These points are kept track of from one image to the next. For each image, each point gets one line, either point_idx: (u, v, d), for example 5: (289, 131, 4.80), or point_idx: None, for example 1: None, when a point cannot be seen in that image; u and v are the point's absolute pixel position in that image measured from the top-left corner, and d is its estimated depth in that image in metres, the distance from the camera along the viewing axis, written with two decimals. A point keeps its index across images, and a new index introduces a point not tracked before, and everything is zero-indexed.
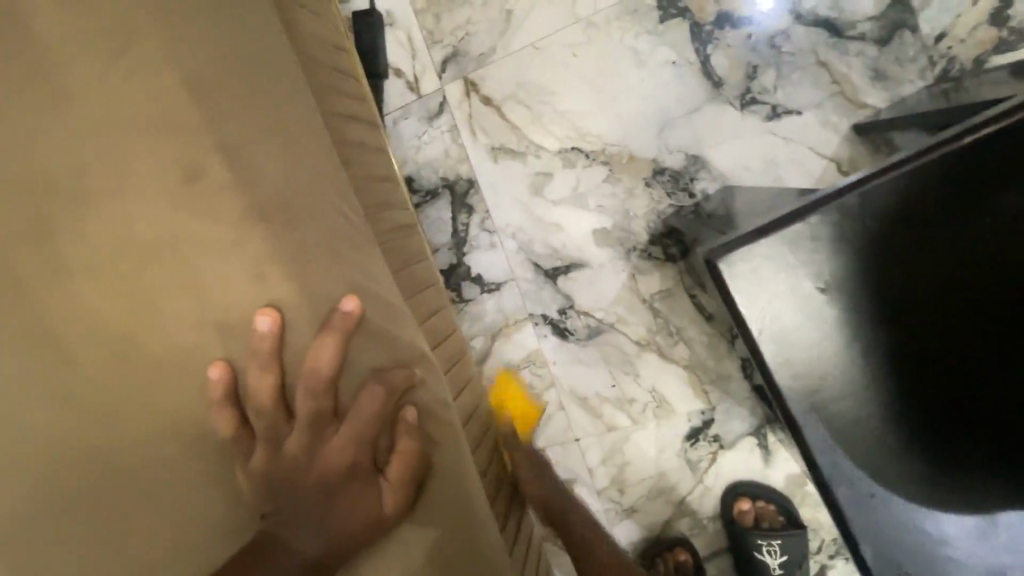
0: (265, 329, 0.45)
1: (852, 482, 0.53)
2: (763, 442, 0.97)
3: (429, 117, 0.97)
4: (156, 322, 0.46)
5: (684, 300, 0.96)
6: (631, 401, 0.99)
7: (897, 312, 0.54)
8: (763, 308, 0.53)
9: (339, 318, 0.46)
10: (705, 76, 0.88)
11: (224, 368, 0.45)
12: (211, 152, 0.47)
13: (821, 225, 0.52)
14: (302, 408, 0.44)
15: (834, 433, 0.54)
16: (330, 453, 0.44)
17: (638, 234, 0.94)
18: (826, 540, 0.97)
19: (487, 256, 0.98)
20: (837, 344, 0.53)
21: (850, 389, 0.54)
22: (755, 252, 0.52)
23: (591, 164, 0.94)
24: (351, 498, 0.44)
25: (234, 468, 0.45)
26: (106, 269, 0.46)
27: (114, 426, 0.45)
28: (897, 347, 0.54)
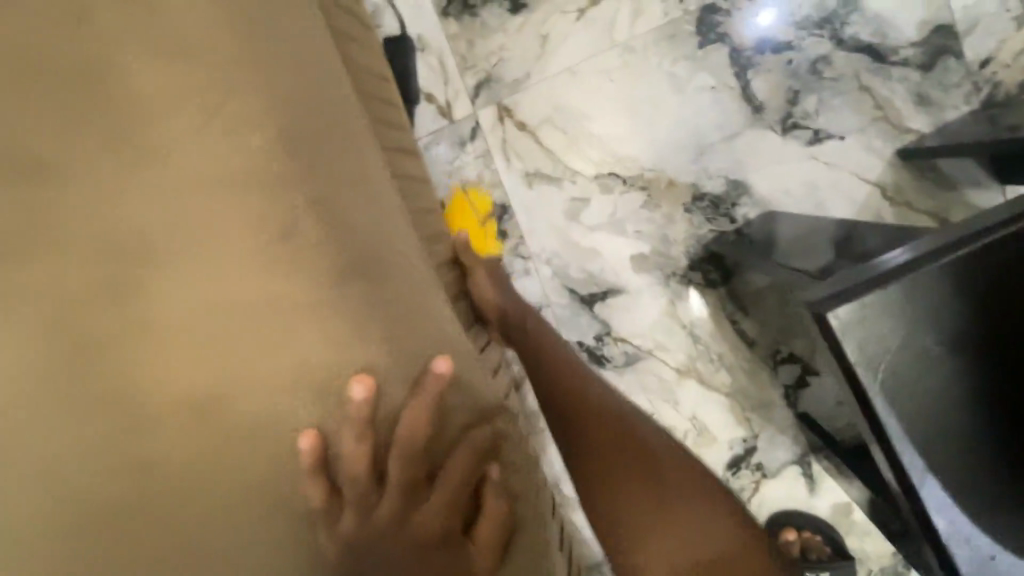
0: (360, 396, 0.43)
1: (965, 539, 0.49)
2: (808, 471, 0.95)
3: (461, 142, 0.96)
4: (226, 377, 0.45)
5: (725, 326, 0.94)
6: (670, 429, 0.96)
7: (1015, 362, 0.50)
8: (875, 362, 0.48)
9: (433, 377, 0.44)
10: (745, 101, 0.88)
11: (314, 438, 0.42)
12: (289, 211, 0.47)
13: (932, 276, 0.49)
14: (396, 472, 0.43)
15: (949, 496, 0.49)
16: (422, 518, 0.43)
17: (676, 260, 0.93)
18: (874, 571, 0.95)
19: (521, 282, 0.96)
20: (949, 401, 0.49)
21: (964, 448, 0.49)
22: (866, 304, 0.48)
23: (629, 189, 0.92)
24: (441, 566, 0.42)
25: (315, 529, 0.43)
26: (176, 325, 0.45)
27: (183, 487, 0.44)
28: (1017, 400, 0.50)
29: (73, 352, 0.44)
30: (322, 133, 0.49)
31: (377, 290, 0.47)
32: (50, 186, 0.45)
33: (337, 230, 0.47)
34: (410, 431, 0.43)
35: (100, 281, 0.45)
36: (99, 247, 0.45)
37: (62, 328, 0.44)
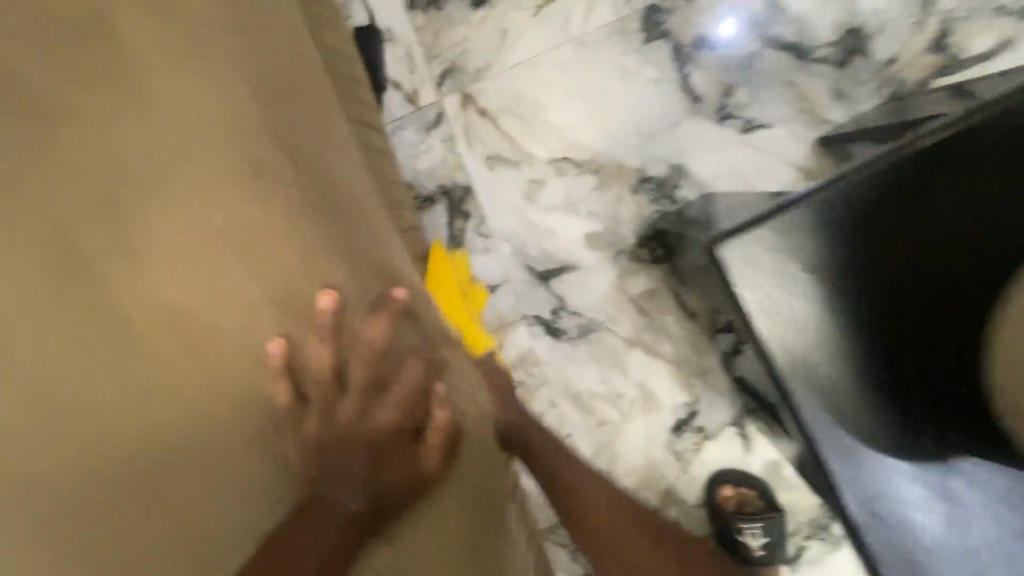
0: (327, 306, 0.56)
1: (831, 432, 0.61)
2: (743, 432, 1.05)
3: (427, 127, 1.02)
4: (208, 299, 0.54)
5: (669, 300, 1.02)
6: (619, 395, 1.05)
7: (877, 288, 0.61)
8: (753, 293, 0.62)
9: (390, 303, 0.60)
10: (685, 92, 0.96)
11: (283, 343, 0.54)
12: (273, 186, 0.57)
13: (799, 216, 0.61)
14: (358, 374, 0.57)
15: (820, 397, 0.61)
16: (380, 416, 0.57)
17: (625, 239, 1.01)
18: (802, 522, 1.06)
19: (483, 260, 1.04)
20: (818, 318, 0.61)
21: (833, 357, 0.61)
22: (745, 246, 0.61)
23: (581, 172, 1.00)
24: (398, 455, 0.57)
25: (286, 432, 0.54)
26: (165, 257, 0.54)
27: (168, 395, 0.52)
28: (880, 319, 0.61)
29: (76, 297, 0.51)
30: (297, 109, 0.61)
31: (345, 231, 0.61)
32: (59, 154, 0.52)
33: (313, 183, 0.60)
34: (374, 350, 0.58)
35: (104, 241, 0.52)
36: (106, 209, 0.53)
37: (64, 269, 0.51)
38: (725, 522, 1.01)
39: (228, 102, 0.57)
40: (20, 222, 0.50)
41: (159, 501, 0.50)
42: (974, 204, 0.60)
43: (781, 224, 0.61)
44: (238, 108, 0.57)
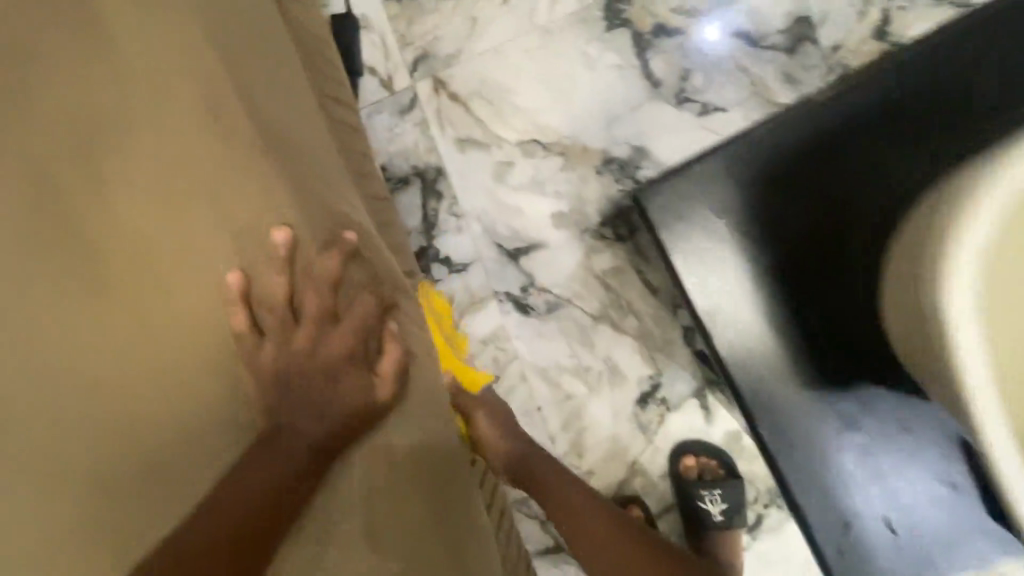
0: (281, 240, 0.59)
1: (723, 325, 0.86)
2: (704, 403, 1.09)
3: (401, 111, 1.07)
4: (170, 254, 0.56)
5: (633, 277, 1.07)
6: (587, 369, 1.10)
7: (768, 221, 0.85)
8: (676, 221, 0.87)
9: (343, 240, 0.63)
10: (645, 77, 1.01)
11: (240, 275, 0.57)
12: (238, 149, 0.60)
13: (706, 169, 0.87)
14: (311, 305, 0.59)
15: (715, 298, 0.86)
16: (332, 345, 0.60)
17: (590, 218, 1.06)
18: (761, 490, 1.11)
19: (455, 239, 1.08)
20: (716, 242, 0.86)
21: (727, 270, 0.86)
22: (666, 189, 0.87)
23: (548, 154, 1.05)
24: (349, 382, 0.60)
25: (241, 363, 0.57)
26: (128, 212, 0.55)
27: (132, 342, 0.54)
28: (771, 244, 0.84)
29: (38, 246, 0.52)
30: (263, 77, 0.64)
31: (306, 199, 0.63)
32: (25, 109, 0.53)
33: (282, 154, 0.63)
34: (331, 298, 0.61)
35: (69, 195, 0.54)
36: (72, 165, 0.54)
37: (26, 220, 0.52)
38: (685, 488, 1.07)
39: (194, 71, 0.59)
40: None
41: (120, 445, 0.51)
42: (838, 165, 0.84)
43: (695, 173, 0.87)
44: (204, 77, 0.60)
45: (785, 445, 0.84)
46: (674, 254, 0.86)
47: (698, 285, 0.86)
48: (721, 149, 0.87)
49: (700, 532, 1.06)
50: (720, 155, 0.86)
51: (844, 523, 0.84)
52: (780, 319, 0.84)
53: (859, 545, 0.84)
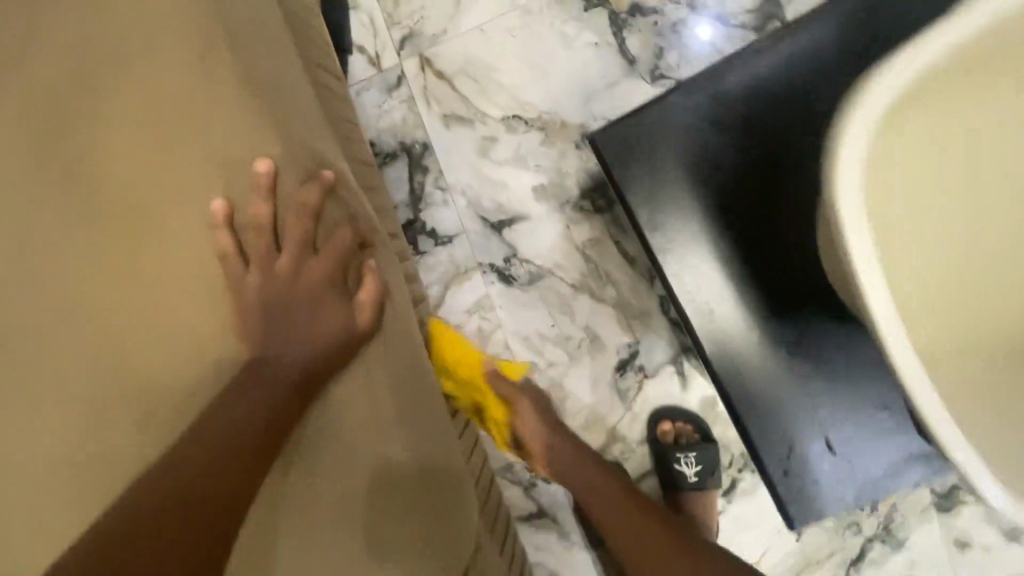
0: (263, 170, 0.65)
1: (676, 268, 0.84)
2: (680, 370, 1.14)
3: (389, 88, 1.11)
4: (180, 208, 0.65)
5: (611, 247, 1.11)
6: (568, 337, 1.13)
7: (719, 162, 0.82)
8: (637, 166, 0.83)
9: (321, 176, 0.68)
10: (621, 55, 1.07)
11: (226, 204, 0.64)
12: (231, 109, 0.66)
13: (666, 108, 0.82)
14: (294, 232, 0.66)
15: (672, 240, 0.84)
16: (312, 270, 0.67)
17: (570, 190, 1.10)
18: (735, 454, 1.15)
19: (441, 212, 1.12)
20: (675, 184, 0.83)
21: (682, 211, 0.83)
22: (620, 130, 0.83)
23: (529, 130, 1.09)
24: (327, 305, 0.67)
25: (235, 297, 0.65)
26: (145, 174, 0.65)
27: (149, 285, 0.64)
28: (718, 186, 0.83)
29: (80, 206, 0.64)
30: (254, 42, 0.69)
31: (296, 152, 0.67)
32: (74, 100, 0.65)
33: (271, 113, 0.67)
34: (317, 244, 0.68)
35: (107, 167, 0.65)
36: (108, 141, 0.65)
37: (71, 184, 0.64)
38: (662, 452, 1.10)
39: (193, 43, 0.66)
40: (44, 153, 0.64)
41: (144, 367, 0.63)
42: (794, 106, 0.81)
43: (651, 113, 0.82)
44: (202, 46, 0.66)
45: (737, 378, 0.83)
46: (627, 199, 0.83)
47: (649, 229, 0.83)
48: (679, 88, 0.82)
49: (677, 494, 1.10)
50: (678, 94, 0.82)
51: (791, 454, 0.83)
52: (725, 263, 0.83)
53: (805, 478, 0.84)
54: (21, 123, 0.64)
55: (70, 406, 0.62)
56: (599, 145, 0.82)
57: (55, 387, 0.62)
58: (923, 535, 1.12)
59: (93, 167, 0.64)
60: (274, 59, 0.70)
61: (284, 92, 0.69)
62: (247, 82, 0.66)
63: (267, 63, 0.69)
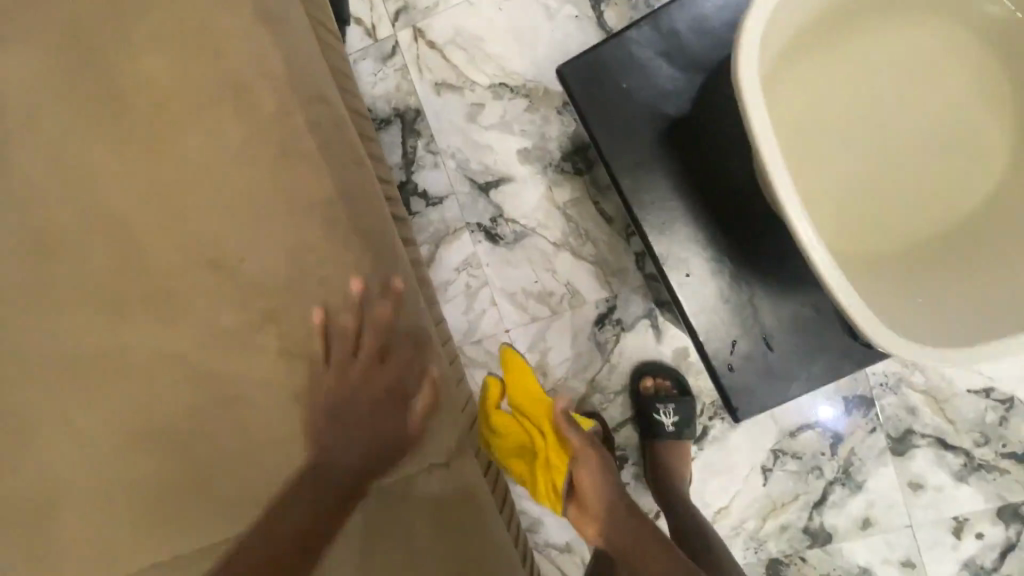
0: (355, 288, 0.78)
1: (642, 201, 0.84)
2: (655, 323, 1.21)
3: (383, 58, 1.19)
4: (197, 141, 0.72)
5: (589, 207, 1.19)
6: (550, 293, 1.21)
7: (679, 97, 0.84)
8: (601, 99, 0.85)
9: (392, 290, 0.84)
10: (599, 27, 1.16)
11: (322, 311, 0.74)
12: (246, 56, 0.74)
13: (628, 41, 0.84)
14: (370, 342, 0.78)
15: (637, 174, 0.84)
16: (382, 376, 0.79)
17: (553, 153, 1.19)
18: (706, 404, 1.23)
19: (432, 173, 1.20)
20: (637, 116, 0.84)
21: (644, 144, 0.84)
22: (584, 62, 0.85)
23: (515, 97, 1.18)
24: (389, 409, 0.78)
25: (247, 225, 0.73)
26: (167, 111, 0.72)
27: (169, 210, 0.71)
28: (677, 120, 0.84)
29: (105, 137, 0.71)
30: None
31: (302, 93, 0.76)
32: (102, 42, 0.72)
33: (283, 63, 0.76)
34: (318, 175, 0.76)
35: (131, 99, 0.72)
36: (131, 84, 0.72)
37: (96, 116, 0.71)
38: (643, 403, 1.18)
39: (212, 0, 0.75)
40: (70, 86, 0.71)
41: (162, 282, 0.70)
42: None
43: (613, 47, 0.84)
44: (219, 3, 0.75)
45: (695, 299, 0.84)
46: (591, 129, 0.85)
47: (612, 159, 0.84)
48: (640, 24, 0.84)
49: (654, 442, 1.17)
50: (639, 30, 0.84)
51: (733, 347, 0.84)
52: (686, 197, 0.84)
53: (751, 369, 0.84)
54: (51, 56, 0.71)
55: (87, 314, 0.67)
56: (564, 75, 0.85)
57: (73, 292, 0.67)
58: (879, 479, 1.21)
59: (119, 98, 0.72)
60: (282, 15, 0.79)
61: (291, 43, 0.78)
62: (260, 33, 0.75)
63: (276, 17, 0.78)
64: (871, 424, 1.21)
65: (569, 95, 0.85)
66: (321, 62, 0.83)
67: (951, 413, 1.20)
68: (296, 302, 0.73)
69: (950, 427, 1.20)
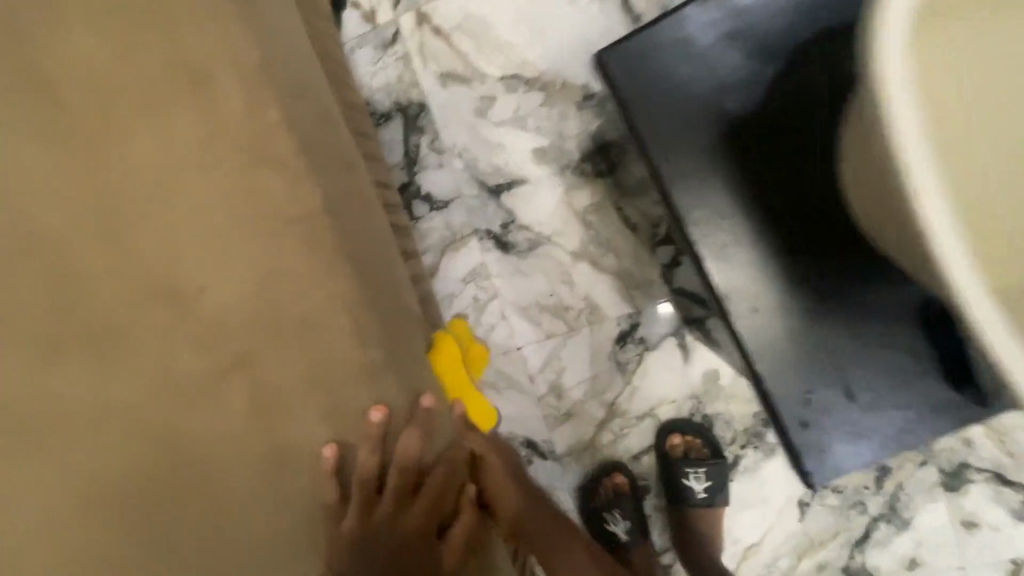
0: (377, 420, 0.58)
1: (725, 258, 0.53)
2: (682, 342, 1.10)
3: (383, 46, 1.07)
4: (153, 136, 0.59)
5: (612, 213, 1.07)
6: (566, 307, 1.09)
7: (776, 93, 0.53)
8: (659, 105, 0.54)
9: (421, 411, 0.61)
10: (625, 11, 1.04)
11: (335, 450, 0.56)
12: (217, 37, 0.62)
13: (695, 16, 0.54)
14: (393, 483, 0.58)
15: (717, 215, 0.53)
16: (411, 517, 0.59)
17: (571, 152, 1.07)
18: (737, 431, 1.11)
19: (437, 175, 1.08)
20: (715, 126, 0.54)
21: (730, 167, 0.53)
22: (632, 47, 0.54)
23: (529, 89, 1.06)
24: (422, 556, 0.58)
25: (209, 237, 0.59)
26: (117, 100, 0.59)
27: (114, 219, 0.58)
28: (778, 127, 0.53)
29: (35, 129, 0.58)
30: None
31: (285, 79, 0.64)
32: (41, 17, 0.59)
33: (260, 43, 0.63)
34: (296, 176, 0.61)
35: (71, 87, 0.59)
36: (73, 66, 0.59)
37: (25, 102, 0.58)
38: (670, 467, 1.09)
39: None
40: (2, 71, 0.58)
41: (101, 309, 0.56)
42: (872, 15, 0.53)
43: (674, 24, 0.54)
44: None
45: (784, 405, 0.54)
46: (641, 140, 0.54)
47: (672, 187, 0.54)
48: None
49: (683, 509, 1.07)
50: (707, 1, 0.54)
51: (810, 403, 0.54)
52: (790, 246, 0.52)
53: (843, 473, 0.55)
54: None
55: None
56: (604, 60, 0.55)
57: None
58: (930, 515, 1.09)
59: (53, 84, 0.59)
60: None
61: (274, 24, 0.66)
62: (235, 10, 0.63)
63: None
64: (922, 456, 1.10)
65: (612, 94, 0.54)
66: (308, 48, 0.71)
67: (1012, 446, 1.08)
68: (276, 327, 0.58)
69: (1010, 461, 1.08)
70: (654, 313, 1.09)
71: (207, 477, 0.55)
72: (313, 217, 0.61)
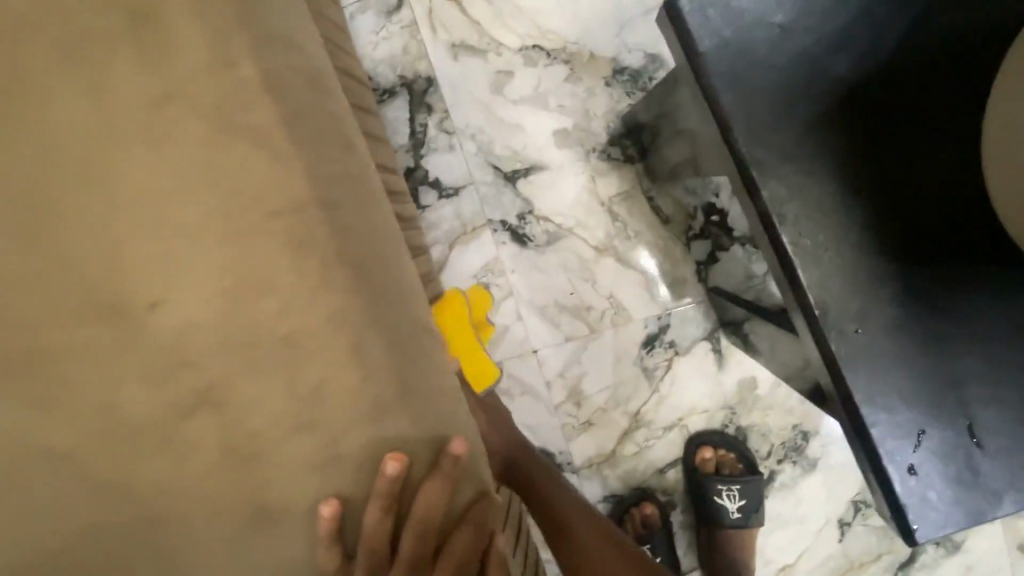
0: (392, 473, 0.46)
1: (813, 252, 0.44)
2: (717, 347, 1.00)
3: (388, 12, 0.95)
4: (100, 106, 0.48)
5: (642, 203, 0.98)
6: (589, 308, 0.98)
7: (880, 66, 0.44)
8: (743, 65, 0.44)
9: (449, 459, 0.48)
10: None
11: (335, 507, 0.46)
12: None
13: None
14: (407, 547, 0.47)
15: (805, 199, 0.45)
16: None
17: (598, 134, 0.97)
18: (774, 445, 1.01)
19: (446, 158, 0.96)
20: (808, 96, 0.44)
21: (821, 146, 0.45)
22: None
23: (552, 62, 0.96)
24: None
25: (176, 236, 0.48)
26: (56, 61, 0.47)
27: (60, 214, 0.48)
28: (879, 109, 0.45)
29: None
30: None
31: (268, 34, 0.52)
32: None
33: None
34: (279, 158, 0.50)
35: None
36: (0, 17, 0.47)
37: None
38: (702, 485, 0.98)
39: None
40: None
41: (57, 325, 0.47)
42: None
43: None
44: None
45: (886, 434, 0.44)
46: (724, 116, 0.44)
47: (759, 178, 0.45)
48: None
49: (714, 531, 0.98)
50: None
51: (918, 443, 0.44)
52: (884, 242, 0.44)
53: (954, 518, 0.44)
54: None
55: None
56: (686, 9, 0.44)
57: None
58: (982, 539, 1.00)
59: None
60: None
61: None
62: None
63: None
64: None
65: (690, 49, 0.44)
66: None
67: None
68: (260, 344, 0.48)
69: None
70: (683, 313, 0.99)
71: (170, 536, 0.47)
72: (302, 209, 0.50)
